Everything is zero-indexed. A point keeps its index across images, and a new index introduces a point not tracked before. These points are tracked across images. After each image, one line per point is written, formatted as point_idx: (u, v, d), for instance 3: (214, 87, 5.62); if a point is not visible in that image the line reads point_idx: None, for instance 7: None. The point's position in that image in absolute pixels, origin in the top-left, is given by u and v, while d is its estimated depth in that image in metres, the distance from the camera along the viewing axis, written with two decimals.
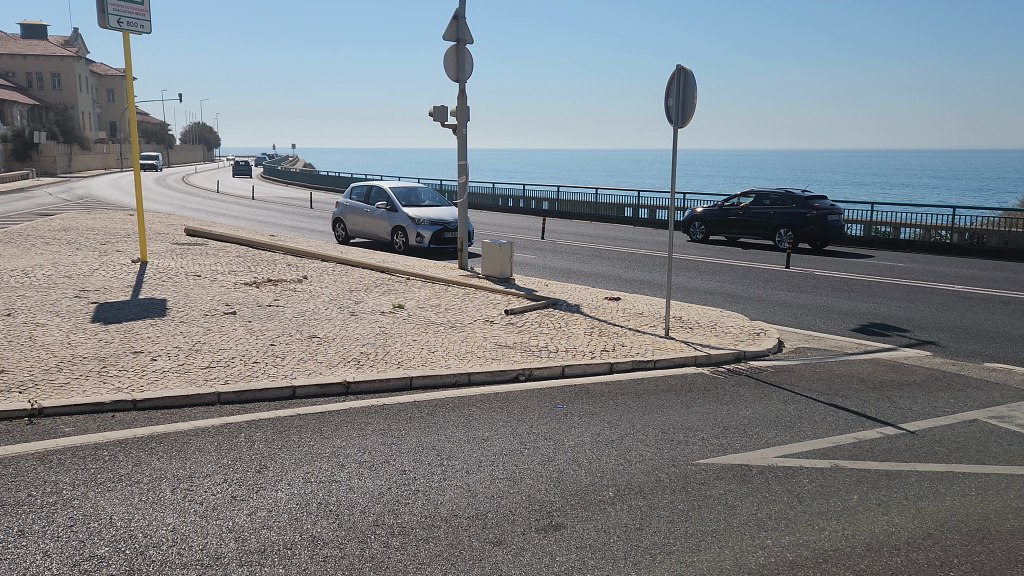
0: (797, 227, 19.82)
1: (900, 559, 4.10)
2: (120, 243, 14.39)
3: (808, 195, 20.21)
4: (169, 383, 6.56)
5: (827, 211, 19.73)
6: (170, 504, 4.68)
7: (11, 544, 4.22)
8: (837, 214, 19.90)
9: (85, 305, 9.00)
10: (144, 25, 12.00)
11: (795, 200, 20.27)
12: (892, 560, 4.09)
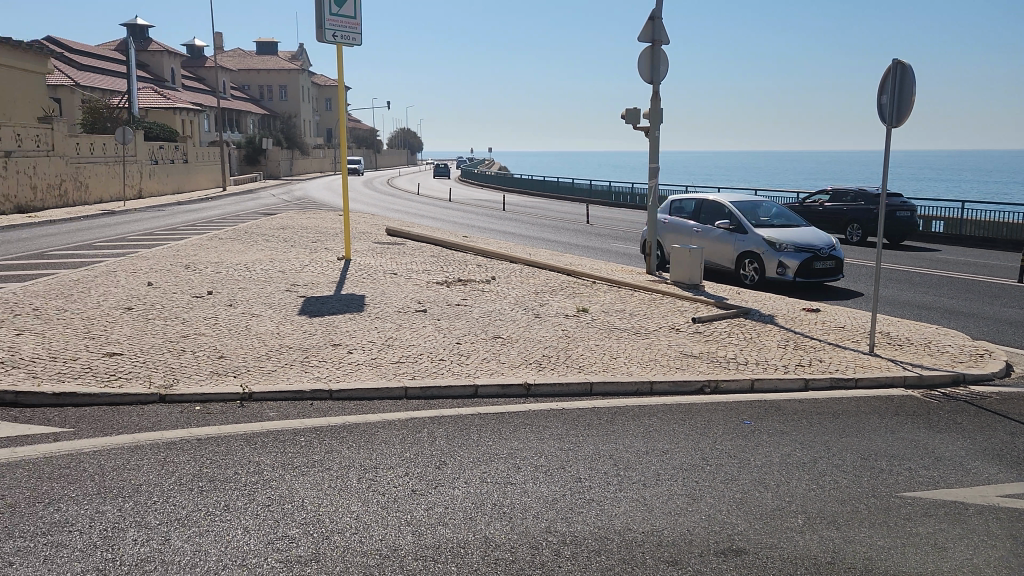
0: (868, 223, 21.67)
1: (880, 514, 4.61)
2: (330, 241, 15.46)
3: (880, 192, 21.91)
4: (362, 376, 6.92)
5: (896, 207, 21.46)
6: (356, 492, 4.90)
7: (216, 517, 4.60)
8: (907, 210, 21.54)
9: (294, 298, 9.72)
10: (356, 38, 12.78)
11: (868, 198, 22.07)
12: (873, 515, 4.60)
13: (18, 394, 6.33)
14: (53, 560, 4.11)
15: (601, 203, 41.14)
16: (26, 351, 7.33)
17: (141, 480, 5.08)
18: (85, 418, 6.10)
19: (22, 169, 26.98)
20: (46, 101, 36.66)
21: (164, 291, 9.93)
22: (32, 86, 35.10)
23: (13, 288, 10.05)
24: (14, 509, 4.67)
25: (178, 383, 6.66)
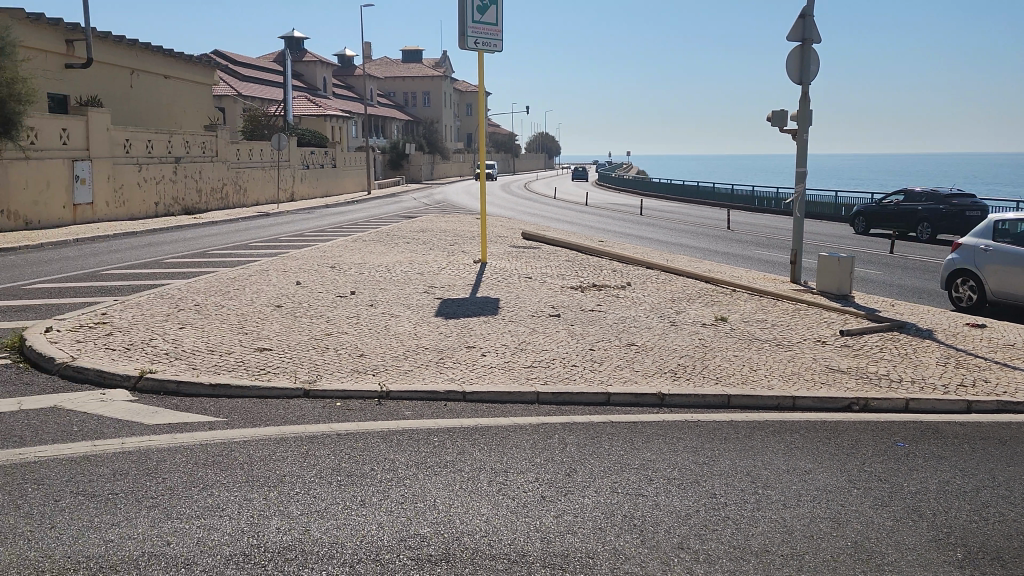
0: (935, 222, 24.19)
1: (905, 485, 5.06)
2: (467, 244, 15.76)
3: (948, 193, 24.61)
4: (495, 379, 6.97)
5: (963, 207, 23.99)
6: (486, 495, 4.93)
7: (352, 511, 4.74)
8: (975, 209, 24.15)
9: (431, 300, 9.95)
10: (498, 44, 12.94)
11: (938, 198, 24.67)
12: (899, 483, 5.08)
13: (179, 383, 6.81)
14: (204, 542, 4.36)
15: (744, 207, 39.83)
16: (187, 343, 7.88)
17: (285, 471, 5.32)
18: (236, 408, 6.48)
19: (191, 173, 29.16)
20: (213, 111, 39.47)
21: (311, 290, 10.43)
22: (202, 97, 37.90)
23: (179, 284, 10.85)
24: (172, 491, 5.01)
25: (321, 379, 6.96)
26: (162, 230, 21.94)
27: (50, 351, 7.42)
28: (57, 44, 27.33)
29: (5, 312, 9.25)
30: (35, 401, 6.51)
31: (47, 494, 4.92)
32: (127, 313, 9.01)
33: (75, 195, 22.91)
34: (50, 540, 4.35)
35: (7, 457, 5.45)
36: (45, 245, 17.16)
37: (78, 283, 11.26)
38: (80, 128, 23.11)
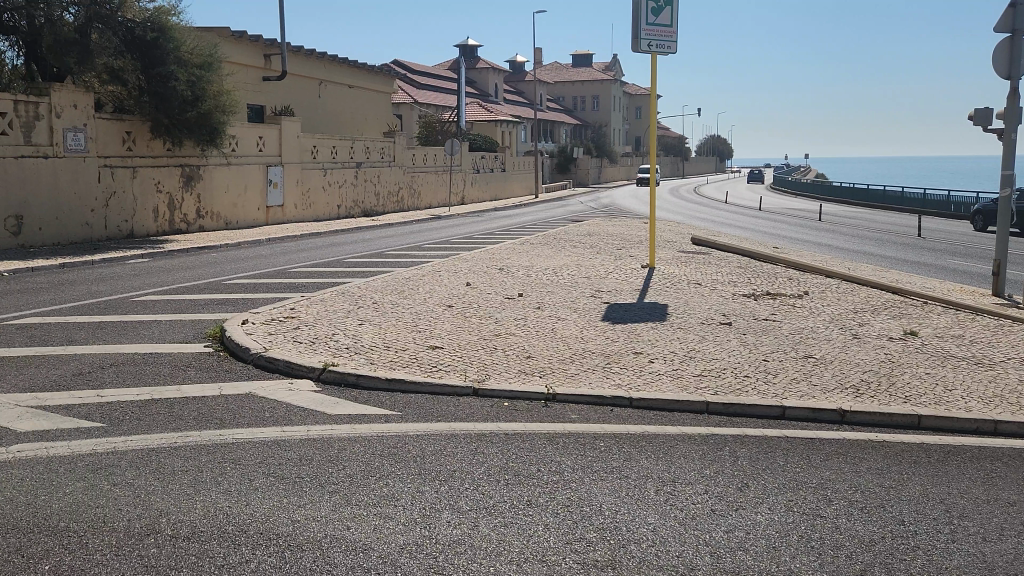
0: None
1: None
2: (634, 249, 15.63)
3: None
4: (663, 386, 6.86)
5: None
6: (654, 504, 4.85)
7: (520, 510, 4.81)
8: None
9: (598, 304, 9.96)
10: (671, 46, 12.75)
11: None
12: None
13: (358, 376, 7.19)
14: (380, 530, 4.57)
15: (936, 214, 36.96)
16: (366, 339, 8.32)
17: (455, 466, 5.49)
18: (410, 403, 6.75)
19: (370, 178, 30.79)
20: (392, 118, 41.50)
21: (480, 291, 10.71)
22: (382, 105, 39.93)
23: (359, 282, 11.47)
24: (351, 478, 5.30)
25: (490, 379, 7.12)
26: (344, 231, 23.31)
27: (246, 342, 8.06)
28: (257, 59, 29.72)
29: (209, 305, 10.14)
30: (233, 387, 7.09)
31: (243, 474, 5.34)
32: (313, 308, 9.63)
33: (268, 198, 24.79)
34: (245, 516, 4.72)
35: (210, 437, 5.96)
36: (243, 244, 18.68)
37: (270, 280, 12.16)
38: (274, 137, 24.98)
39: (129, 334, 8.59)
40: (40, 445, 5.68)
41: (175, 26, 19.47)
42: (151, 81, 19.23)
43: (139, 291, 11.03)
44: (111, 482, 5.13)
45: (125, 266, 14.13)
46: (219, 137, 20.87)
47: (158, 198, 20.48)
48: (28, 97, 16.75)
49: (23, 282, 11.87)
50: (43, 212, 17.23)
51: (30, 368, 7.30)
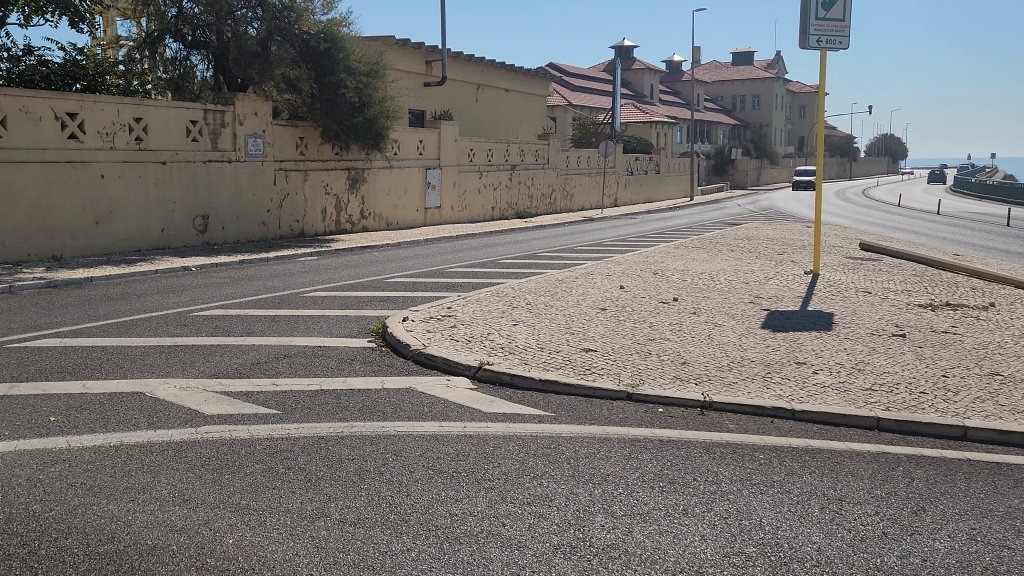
0: None
1: None
2: (796, 254, 15.00)
3: None
4: (828, 399, 6.54)
5: None
6: (818, 522, 4.63)
7: (676, 519, 4.73)
8: None
9: (758, 311, 9.63)
10: (843, 41, 12.13)
11: None
12: None
13: (513, 376, 7.31)
14: (535, 529, 4.63)
15: None
16: (520, 339, 8.45)
17: (609, 470, 5.48)
18: (564, 405, 6.81)
19: (524, 180, 31.24)
20: (546, 121, 41.95)
21: (634, 295, 10.62)
22: (537, 108, 40.43)
23: (513, 283, 11.65)
24: (507, 476, 5.40)
25: (644, 384, 7.05)
26: (498, 232, 23.79)
27: (406, 338, 8.38)
28: (419, 65, 30.87)
29: (372, 302, 10.63)
30: (394, 381, 7.40)
31: (403, 465, 5.55)
32: (469, 308, 9.88)
33: (426, 200, 25.70)
34: (406, 507, 4.90)
35: (373, 428, 6.25)
36: (403, 244, 19.45)
37: (429, 279, 12.59)
38: (433, 140, 25.85)
39: (300, 327, 9.15)
40: (225, 428, 6.15)
41: (346, 36, 20.51)
42: (323, 89, 20.34)
43: (309, 287, 11.73)
44: (285, 466, 5.48)
45: (296, 263, 15.07)
46: (382, 142, 21.82)
47: (326, 199, 21.70)
48: (215, 106, 18.22)
49: (209, 276, 12.91)
50: (225, 212, 18.69)
51: (215, 356, 7.92)
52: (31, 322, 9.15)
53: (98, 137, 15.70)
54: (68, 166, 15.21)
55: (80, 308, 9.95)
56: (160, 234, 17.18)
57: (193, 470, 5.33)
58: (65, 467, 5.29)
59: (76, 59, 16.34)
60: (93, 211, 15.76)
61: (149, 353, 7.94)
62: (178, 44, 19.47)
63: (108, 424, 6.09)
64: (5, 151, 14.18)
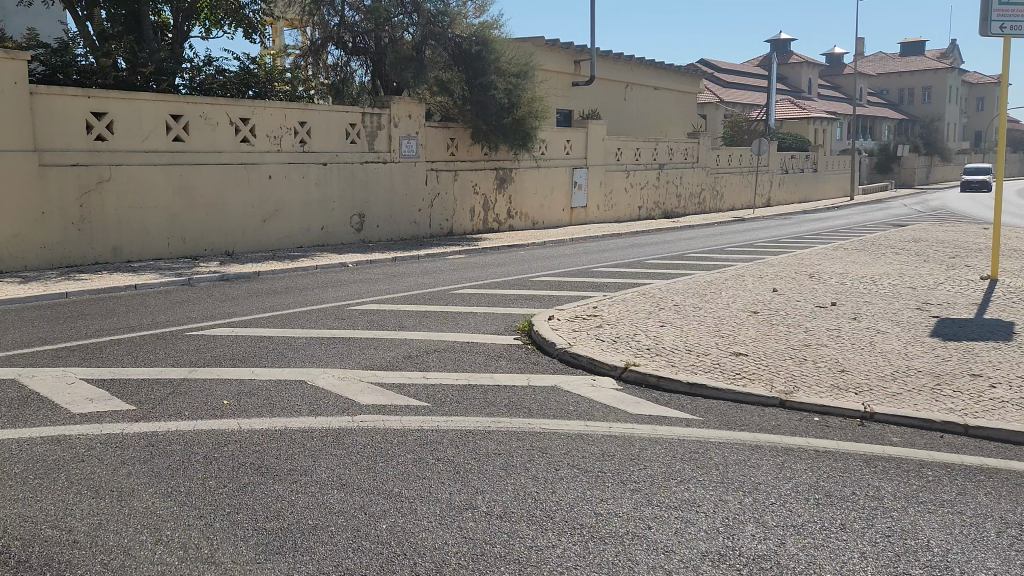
0: None
1: None
2: (970, 258, 13.92)
3: None
4: (1008, 415, 6.04)
5: None
6: (995, 547, 4.28)
7: (833, 534, 4.50)
8: None
9: (926, 318, 9.02)
10: None
11: None
12: None
13: (659, 378, 7.21)
14: (682, 534, 4.54)
15: None
16: (667, 341, 8.31)
17: (761, 479, 5.29)
18: (711, 409, 6.64)
19: (672, 179, 30.73)
20: (696, 118, 41.03)
21: (789, 298, 10.20)
22: (687, 105, 39.63)
23: (660, 284, 11.48)
24: (652, 479, 5.32)
25: (798, 391, 6.76)
26: (644, 232, 23.52)
27: (552, 337, 8.43)
28: (568, 65, 31.00)
29: (518, 300, 10.77)
30: (539, 379, 7.46)
31: (548, 463, 5.59)
32: (615, 308, 9.81)
33: (572, 199, 25.78)
34: (552, 504, 4.93)
35: (519, 424, 6.32)
36: (549, 244, 19.59)
37: (574, 278, 12.62)
38: (580, 140, 25.88)
39: (449, 323, 9.40)
40: (378, 417, 6.41)
41: (497, 38, 20.71)
42: (474, 91, 20.70)
43: (457, 284, 12.03)
44: (435, 457, 5.65)
45: (446, 261, 15.50)
46: (530, 142, 22.05)
47: (475, 199, 22.19)
48: (373, 110, 19.03)
49: (365, 272, 13.52)
50: (380, 210, 19.51)
51: (369, 349, 8.27)
52: (207, 312, 9.90)
53: (268, 141, 16.79)
54: (241, 167, 16.36)
55: (249, 301, 10.68)
56: (321, 231, 18.16)
57: (350, 457, 5.59)
58: (236, 447, 5.68)
59: (249, 68, 17.47)
60: (262, 209, 16.88)
61: (309, 344, 8.40)
62: (339, 51, 20.53)
63: (273, 409, 6.50)
64: (187, 154, 15.44)
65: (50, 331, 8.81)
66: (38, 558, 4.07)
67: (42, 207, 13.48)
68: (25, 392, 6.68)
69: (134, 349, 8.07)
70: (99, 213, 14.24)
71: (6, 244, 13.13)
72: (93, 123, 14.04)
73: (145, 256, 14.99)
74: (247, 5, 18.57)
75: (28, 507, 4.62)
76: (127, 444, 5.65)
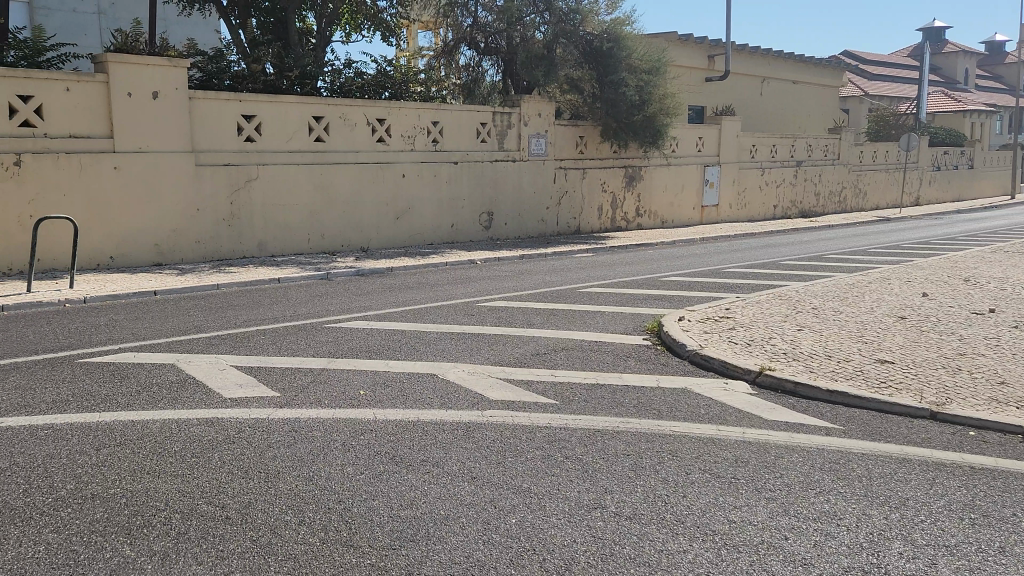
0: None
1: None
2: None
3: None
4: None
5: None
6: None
7: (991, 557, 4.19)
8: None
9: None
10: None
11: None
12: None
13: (796, 384, 6.95)
14: (823, 547, 4.34)
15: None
16: (805, 345, 7.99)
17: (908, 494, 4.99)
18: (853, 419, 6.34)
19: (810, 177, 29.52)
20: (838, 113, 39.19)
21: (940, 303, 9.59)
22: (827, 100, 37.92)
23: (798, 286, 11.05)
24: (789, 488, 5.12)
25: (952, 403, 6.36)
26: (779, 232, 22.71)
27: (683, 338, 8.27)
28: (702, 60, 30.35)
29: (647, 300, 10.62)
30: (669, 380, 7.33)
31: (680, 465, 5.48)
32: (748, 310, 9.52)
33: (703, 198, 25.22)
34: (683, 508, 4.82)
35: (649, 425, 6.24)
36: (677, 243, 19.24)
37: (706, 279, 12.34)
38: (713, 137, 25.28)
39: (577, 322, 9.39)
40: (508, 412, 6.48)
41: (629, 35, 20.49)
42: (605, 88, 20.60)
43: (585, 283, 12.00)
44: (564, 454, 5.64)
45: (574, 259, 15.51)
46: (661, 139, 21.74)
47: (603, 197, 22.08)
48: (503, 109, 19.27)
49: (493, 269, 13.70)
50: (508, 208, 19.73)
51: (499, 345, 8.38)
52: (344, 306, 10.30)
53: (402, 140, 17.31)
54: (377, 166, 16.94)
55: (384, 295, 11.04)
56: (451, 229, 18.56)
57: (481, 451, 5.67)
58: (372, 436, 5.88)
59: (386, 70, 18.05)
60: (396, 206, 17.41)
61: (441, 338, 8.60)
62: (471, 51, 20.98)
63: (406, 400, 6.68)
64: (328, 154, 16.14)
65: (203, 320, 9.41)
66: (195, 531, 4.35)
67: (197, 204, 14.42)
68: (183, 375, 7.17)
69: (278, 339, 8.49)
70: (247, 210, 15.09)
71: (166, 239, 14.13)
72: (242, 126, 14.88)
73: (288, 251, 15.76)
74: (385, 9, 19.19)
75: (187, 483, 4.95)
76: (273, 428, 5.96)
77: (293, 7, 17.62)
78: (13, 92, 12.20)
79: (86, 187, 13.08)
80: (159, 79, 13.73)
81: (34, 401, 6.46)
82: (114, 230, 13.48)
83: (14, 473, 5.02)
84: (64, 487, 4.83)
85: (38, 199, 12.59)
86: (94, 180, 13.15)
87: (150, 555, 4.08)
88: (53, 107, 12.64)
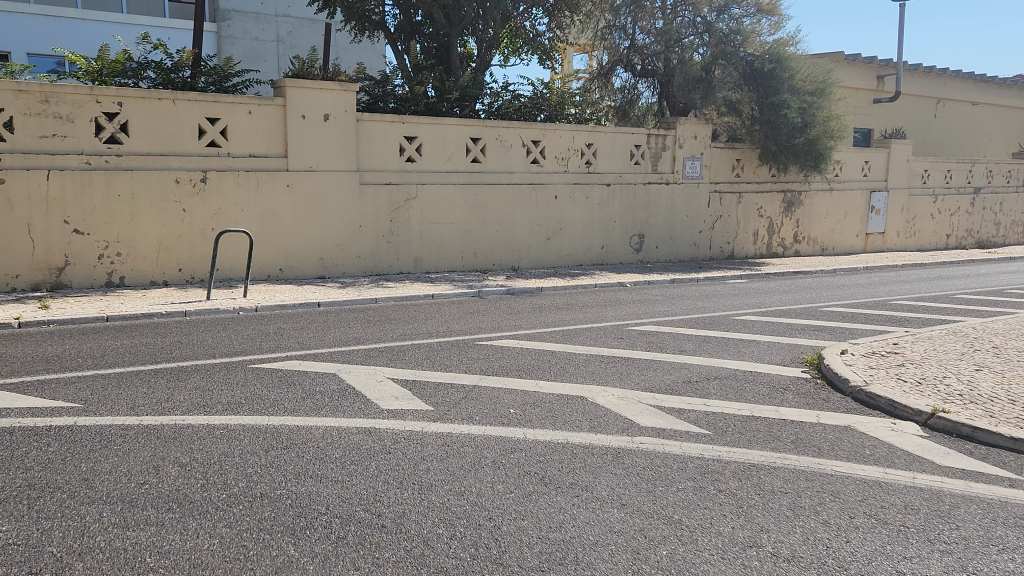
0: None
1: None
2: None
3: None
4: None
5: None
6: None
7: None
8: None
9: None
10: None
11: None
12: None
13: (974, 429, 6.44)
14: None
15: None
16: (984, 388, 7.39)
17: None
18: None
19: (989, 205, 27.42)
20: None
21: None
22: (1011, 122, 35.15)
23: (976, 323, 10.26)
24: (966, 542, 4.71)
25: None
26: (950, 263, 21.18)
27: (846, 373, 7.85)
28: (869, 81, 28.98)
29: (805, 331, 10.17)
30: (831, 417, 6.96)
31: (842, 508, 5.17)
32: (920, 346, 8.92)
33: (867, 225, 23.96)
34: (846, 553, 4.54)
35: (808, 463, 5.94)
36: (838, 271, 18.35)
37: (872, 311, 11.69)
38: (880, 160, 24.02)
39: (731, 350, 9.12)
40: (658, 440, 6.35)
41: (792, 55, 19.81)
42: (766, 110, 20.02)
43: (740, 309, 11.67)
44: (717, 487, 5.45)
45: (727, 285, 15.09)
46: (823, 162, 20.87)
47: (759, 221, 21.41)
48: (658, 131, 19.12)
49: (644, 293, 13.56)
50: (658, 231, 19.52)
51: (650, 370, 8.26)
52: (495, 324, 10.49)
53: (556, 162, 17.51)
54: (530, 187, 17.21)
55: (534, 315, 11.16)
56: (600, 250, 18.56)
57: (632, 477, 5.59)
58: (522, 456, 5.92)
59: (542, 92, 18.37)
60: (548, 228, 17.61)
61: (590, 361, 8.58)
62: (627, 73, 21.08)
63: (556, 422, 6.70)
64: (483, 174, 16.56)
65: (363, 332, 9.83)
66: (353, 536, 4.52)
67: (359, 221, 15.14)
68: (343, 385, 7.50)
69: (432, 354, 8.75)
70: (405, 226, 15.69)
71: (330, 253, 14.92)
72: (404, 146, 15.49)
73: (441, 267, 16.26)
74: (543, 33, 19.61)
75: (346, 489, 5.17)
76: (427, 441, 6.13)
77: (456, 32, 18.30)
78: (201, 115, 13.30)
79: (261, 203, 14.02)
80: (331, 102, 14.54)
81: (210, 401, 6.94)
82: (283, 244, 14.37)
83: (192, 468, 5.41)
84: (236, 484, 5.16)
85: (219, 213, 13.61)
86: (270, 196, 14.10)
87: (311, 556, 4.26)
88: (236, 129, 13.66)
